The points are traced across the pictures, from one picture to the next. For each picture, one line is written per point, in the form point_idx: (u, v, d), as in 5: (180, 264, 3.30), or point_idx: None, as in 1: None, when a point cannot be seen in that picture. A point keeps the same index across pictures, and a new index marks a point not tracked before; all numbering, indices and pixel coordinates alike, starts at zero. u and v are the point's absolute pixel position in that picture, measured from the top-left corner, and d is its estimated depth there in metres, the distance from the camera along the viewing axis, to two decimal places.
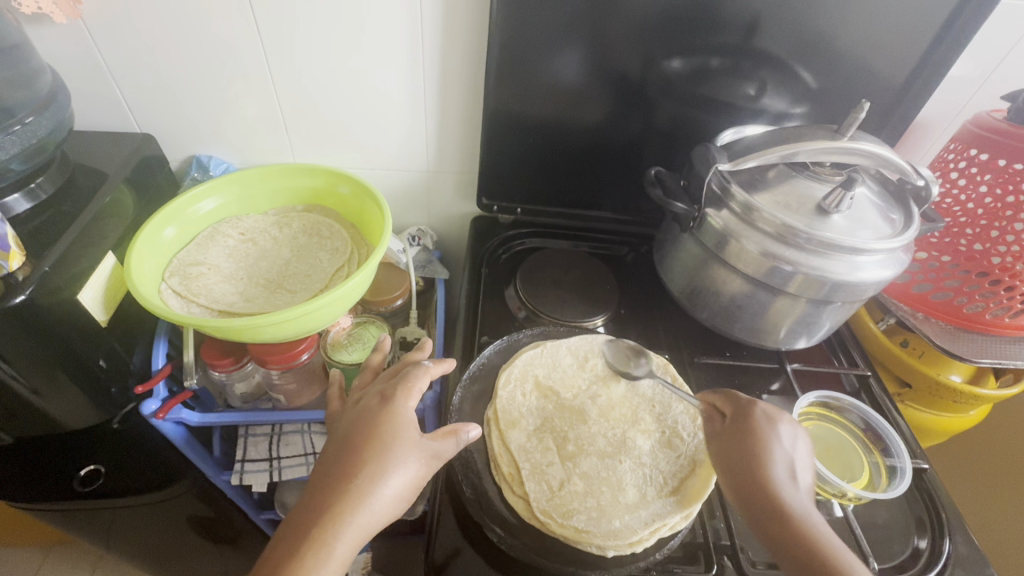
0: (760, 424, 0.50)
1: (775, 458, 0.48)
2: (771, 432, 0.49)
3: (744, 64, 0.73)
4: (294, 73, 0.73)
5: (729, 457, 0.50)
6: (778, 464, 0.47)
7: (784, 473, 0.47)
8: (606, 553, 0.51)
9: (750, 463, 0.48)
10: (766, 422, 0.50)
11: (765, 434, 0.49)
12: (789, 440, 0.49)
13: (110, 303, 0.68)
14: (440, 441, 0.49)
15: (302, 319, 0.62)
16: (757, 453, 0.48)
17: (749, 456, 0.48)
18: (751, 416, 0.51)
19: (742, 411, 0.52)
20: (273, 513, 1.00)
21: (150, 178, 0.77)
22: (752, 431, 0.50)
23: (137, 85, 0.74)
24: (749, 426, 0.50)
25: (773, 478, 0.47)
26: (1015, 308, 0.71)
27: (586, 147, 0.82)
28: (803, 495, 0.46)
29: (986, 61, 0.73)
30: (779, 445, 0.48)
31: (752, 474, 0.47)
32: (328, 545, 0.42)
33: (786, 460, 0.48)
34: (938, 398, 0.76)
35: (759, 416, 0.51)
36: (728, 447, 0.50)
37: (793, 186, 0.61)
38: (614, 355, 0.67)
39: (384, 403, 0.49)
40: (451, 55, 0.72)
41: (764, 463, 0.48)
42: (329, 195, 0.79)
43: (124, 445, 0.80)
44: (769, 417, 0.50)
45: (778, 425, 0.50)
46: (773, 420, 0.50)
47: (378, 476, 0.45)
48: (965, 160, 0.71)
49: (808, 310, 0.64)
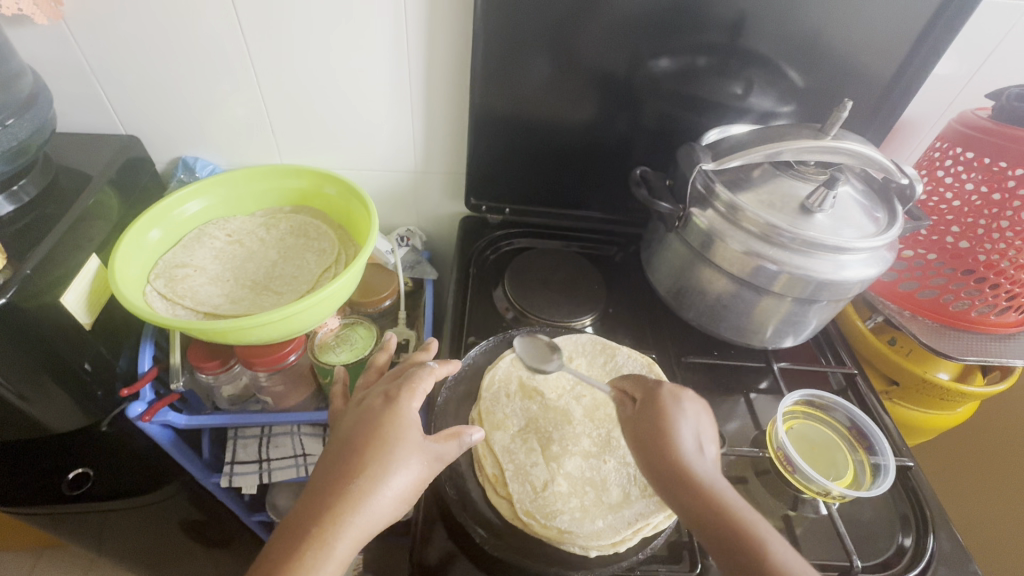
0: (666, 401, 0.51)
1: (682, 432, 0.49)
2: (676, 410, 0.50)
3: (730, 64, 0.73)
4: (279, 74, 0.73)
5: (644, 441, 0.49)
6: (686, 440, 0.48)
7: (692, 446, 0.48)
8: (589, 554, 0.51)
9: (658, 439, 0.49)
10: (670, 398, 0.51)
11: (671, 410, 0.50)
12: (693, 416, 0.51)
13: (95, 306, 0.67)
14: (442, 443, 0.49)
15: (287, 320, 0.62)
16: (664, 428, 0.49)
17: (656, 432, 0.49)
18: (657, 393, 0.52)
19: (648, 389, 0.53)
20: (264, 515, 1.00)
21: (135, 179, 0.76)
22: (659, 407, 0.51)
23: (120, 86, 0.73)
24: (656, 402, 0.51)
25: (681, 452, 0.48)
26: (1000, 305, 0.72)
27: (573, 147, 0.82)
28: (709, 464, 0.48)
29: (971, 60, 0.74)
30: (686, 422, 0.49)
31: (661, 450, 0.48)
32: (328, 545, 0.42)
33: (692, 434, 0.49)
34: (926, 395, 0.76)
35: (666, 396, 0.51)
36: (636, 426, 0.51)
37: (777, 185, 0.61)
38: (528, 350, 0.65)
39: (389, 403, 0.49)
40: (437, 55, 0.72)
41: (672, 438, 0.48)
42: (316, 196, 0.79)
43: (111, 449, 0.79)
44: (674, 395, 0.51)
45: (684, 402, 0.51)
46: (678, 396, 0.51)
47: (379, 477, 0.45)
48: (951, 158, 0.71)
49: (793, 309, 0.64)
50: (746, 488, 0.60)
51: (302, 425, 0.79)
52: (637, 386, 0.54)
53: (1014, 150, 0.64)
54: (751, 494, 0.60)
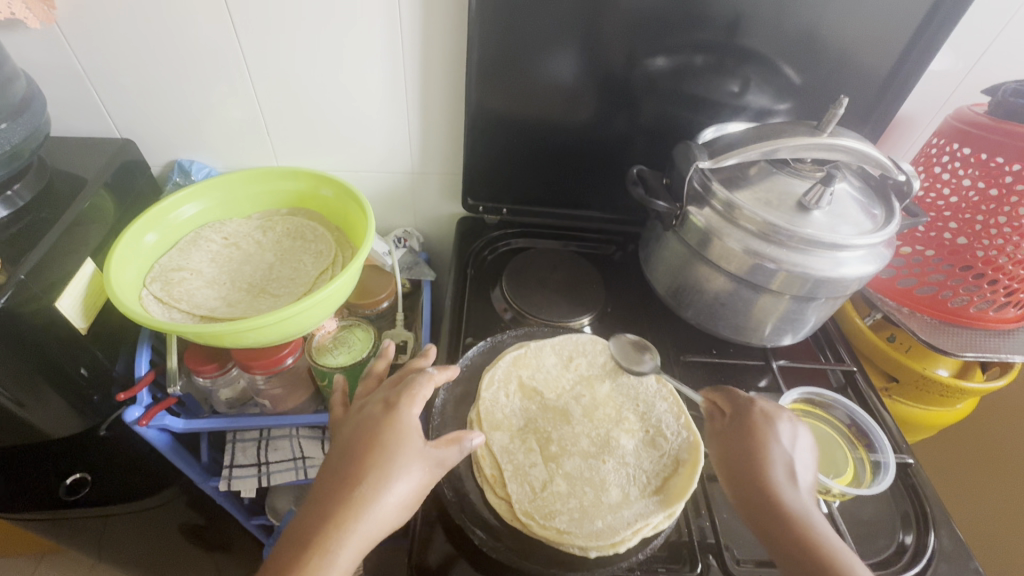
0: (760, 422, 0.52)
1: (775, 458, 0.49)
2: (769, 432, 0.51)
3: (727, 62, 0.73)
4: (275, 76, 0.73)
5: (733, 460, 0.51)
6: (777, 464, 0.49)
7: (783, 473, 0.48)
8: (588, 554, 0.50)
9: (749, 463, 0.49)
10: (765, 420, 0.52)
11: (765, 435, 0.51)
12: (789, 439, 0.51)
13: (90, 310, 0.67)
14: (443, 449, 0.49)
15: (284, 323, 0.61)
16: (757, 453, 0.50)
17: (748, 454, 0.50)
18: (750, 416, 0.53)
19: (741, 409, 0.54)
20: (264, 519, 0.99)
21: (131, 183, 0.76)
22: (755, 430, 0.51)
23: (116, 90, 0.73)
24: (749, 427, 0.52)
25: (772, 478, 0.48)
26: (999, 301, 0.72)
27: (571, 147, 0.82)
28: (803, 494, 0.47)
29: (967, 55, 0.74)
30: (779, 445, 0.50)
31: (753, 473, 0.49)
32: (331, 553, 0.41)
33: (785, 460, 0.49)
34: (926, 392, 0.76)
35: (759, 419, 0.52)
36: (728, 445, 0.52)
37: (773, 183, 0.61)
38: (621, 353, 0.68)
39: (388, 410, 0.48)
40: (434, 55, 0.72)
41: (763, 461, 0.49)
42: (312, 198, 0.79)
43: (109, 453, 0.79)
44: (768, 416, 0.52)
45: (777, 424, 0.51)
46: (772, 418, 0.52)
47: (381, 484, 0.44)
48: (948, 154, 0.71)
49: (792, 307, 0.64)
50: None
51: (301, 427, 0.79)
52: (731, 404, 0.55)
53: (1010, 146, 0.64)
54: None
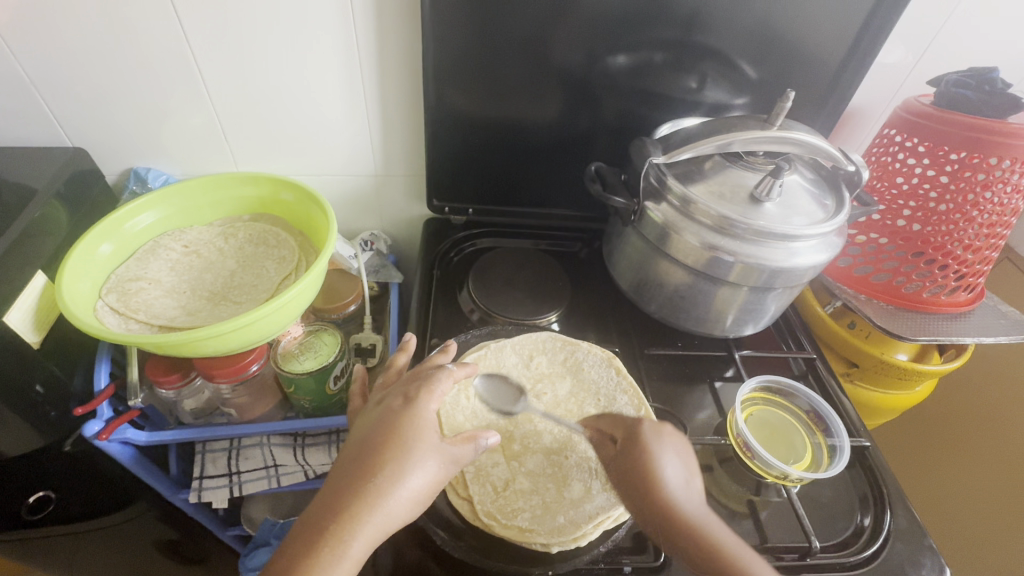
0: (648, 439, 0.48)
1: (667, 470, 0.47)
2: (658, 447, 0.48)
3: (686, 59, 0.74)
4: (230, 80, 0.72)
5: (628, 479, 0.48)
6: (673, 482, 0.46)
7: (680, 488, 0.46)
8: (551, 550, 0.51)
9: (642, 478, 0.47)
10: (651, 432, 0.49)
11: (652, 448, 0.48)
12: (674, 451, 0.48)
13: (42, 324, 0.66)
14: (459, 446, 0.48)
15: (245, 329, 0.61)
16: (648, 465, 0.47)
17: (640, 474, 0.47)
18: (639, 433, 0.49)
19: (629, 432, 0.50)
20: (240, 530, 0.98)
21: (84, 192, 0.75)
22: (642, 451, 0.48)
23: (62, 95, 0.71)
24: (636, 440, 0.49)
25: (665, 497, 0.45)
26: (949, 285, 0.74)
27: (534, 146, 0.82)
28: (701, 506, 0.46)
29: (914, 49, 0.76)
30: (668, 459, 0.47)
31: (648, 496, 0.46)
32: (344, 543, 0.41)
33: (677, 474, 0.47)
34: (885, 375, 0.77)
35: (645, 431, 0.49)
36: (619, 471, 0.49)
37: (726, 177, 0.62)
38: (494, 392, 0.64)
39: (407, 404, 0.48)
40: (390, 54, 0.71)
41: (657, 477, 0.46)
42: (274, 203, 0.78)
43: (73, 469, 0.77)
44: (656, 430, 0.49)
45: (665, 438, 0.49)
46: (659, 430, 0.49)
47: (396, 476, 0.44)
48: (898, 145, 0.73)
49: (750, 297, 0.65)
50: (711, 475, 0.62)
51: (271, 435, 0.78)
52: (619, 426, 0.52)
53: (954, 135, 0.66)
54: (717, 482, 0.61)
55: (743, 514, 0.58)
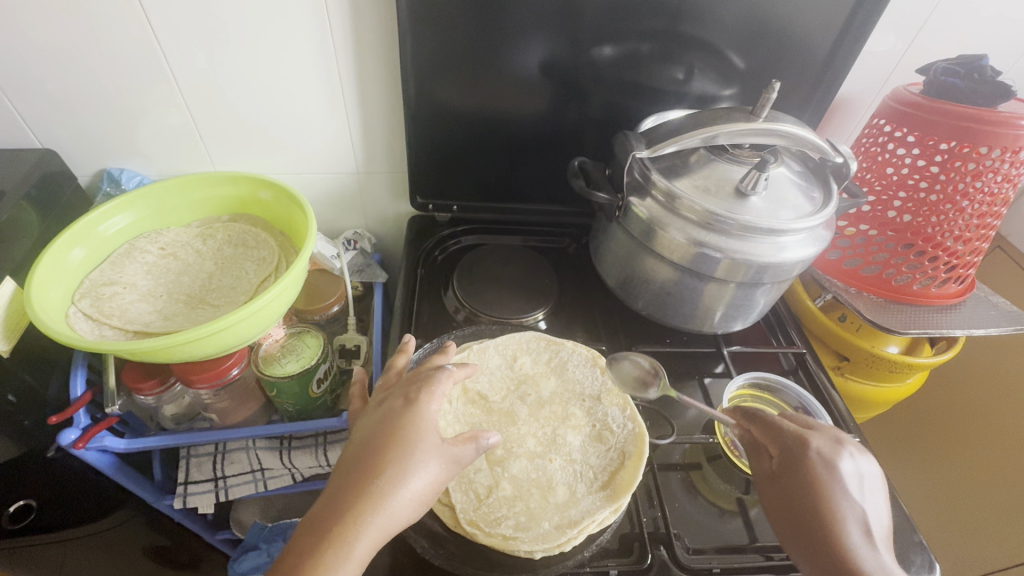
0: (813, 464, 0.47)
1: (841, 503, 0.45)
2: (830, 478, 0.46)
3: (672, 49, 0.72)
4: (203, 77, 0.70)
5: (790, 507, 0.47)
6: (850, 520, 0.44)
7: (860, 533, 0.44)
8: (534, 556, 0.50)
9: (808, 505, 0.46)
10: (822, 466, 0.47)
11: (823, 479, 0.46)
12: (852, 481, 0.47)
13: (13, 332, 0.62)
14: (460, 447, 0.47)
15: (223, 334, 0.59)
16: (813, 491, 0.46)
17: (813, 508, 0.45)
18: (803, 453, 0.48)
19: (793, 451, 0.49)
20: (230, 533, 0.95)
21: (57, 194, 0.73)
22: (810, 480, 0.46)
23: (35, 98, 0.70)
24: (801, 464, 0.48)
25: (840, 536, 0.44)
26: (940, 278, 0.73)
27: (520, 140, 0.81)
28: (883, 552, 0.43)
29: (903, 36, 0.75)
30: (842, 491, 0.46)
31: (821, 529, 0.45)
32: (347, 545, 0.39)
33: (858, 516, 0.45)
34: (875, 369, 0.76)
35: (812, 457, 0.48)
36: (779, 496, 0.48)
37: (711, 170, 0.61)
38: (626, 374, 0.67)
39: (408, 405, 0.46)
40: (368, 48, 0.69)
41: (831, 512, 0.45)
42: (253, 203, 0.76)
43: (52, 477, 0.76)
44: (828, 458, 0.47)
45: (839, 467, 0.47)
46: (832, 463, 0.47)
47: (399, 478, 0.42)
48: (886, 135, 0.72)
49: (738, 294, 0.64)
50: (700, 473, 0.61)
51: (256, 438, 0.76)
52: (776, 443, 0.51)
53: (943, 125, 0.65)
54: (706, 480, 0.60)
55: (732, 512, 0.58)
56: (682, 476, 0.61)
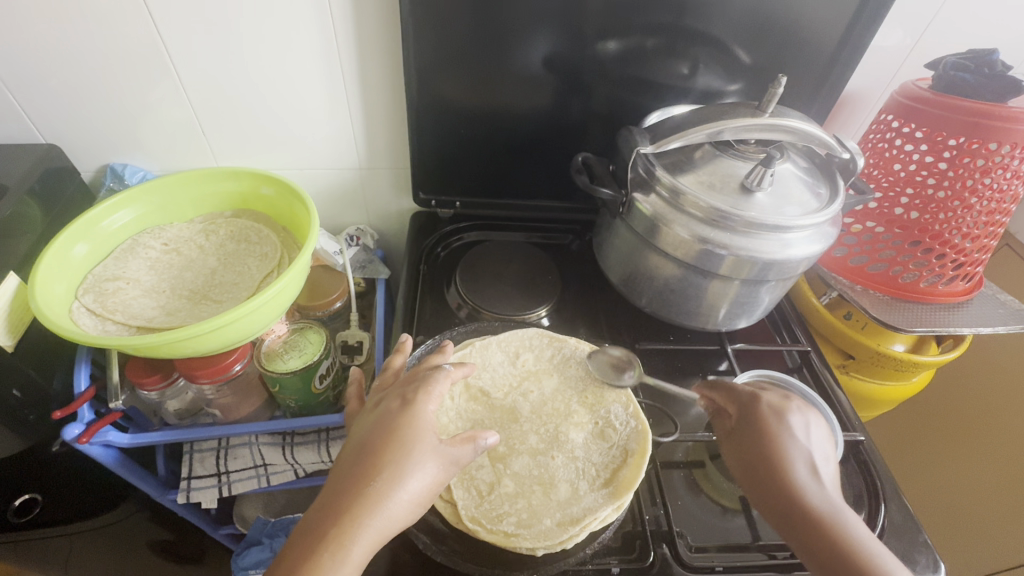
0: (766, 416, 0.51)
1: (792, 449, 0.48)
2: (779, 426, 0.50)
3: (677, 43, 0.71)
4: (205, 73, 0.70)
5: (744, 454, 0.50)
6: (799, 463, 0.47)
7: (807, 472, 0.47)
8: (536, 553, 0.50)
9: (762, 452, 0.49)
10: (771, 415, 0.51)
11: (773, 427, 0.50)
12: (802, 430, 0.50)
13: (16, 327, 0.62)
14: (458, 448, 0.46)
15: (225, 329, 0.59)
16: (764, 439, 0.49)
17: (765, 453, 0.49)
18: (756, 406, 0.52)
19: (746, 406, 0.52)
20: (233, 528, 0.95)
21: (60, 189, 0.73)
22: (761, 427, 0.50)
23: (37, 94, 0.70)
24: (755, 415, 0.51)
25: (790, 477, 0.47)
26: (947, 275, 0.73)
27: (523, 135, 0.80)
28: (830, 491, 0.46)
29: (911, 31, 0.74)
30: (792, 438, 0.49)
31: (771, 471, 0.48)
32: (344, 548, 0.39)
33: (806, 460, 0.48)
34: (882, 367, 0.76)
35: (763, 409, 0.51)
36: (737, 446, 0.51)
37: (716, 166, 0.61)
38: (598, 369, 0.66)
39: (405, 406, 0.46)
40: (370, 44, 0.69)
41: (782, 458, 0.48)
42: (256, 199, 0.76)
43: (57, 471, 0.76)
44: (777, 409, 0.51)
45: (789, 417, 0.50)
46: (781, 414, 0.50)
47: (396, 479, 0.42)
48: (894, 131, 0.71)
49: (742, 291, 0.63)
50: (704, 471, 0.61)
51: (260, 434, 0.76)
52: (732, 400, 0.54)
53: (952, 120, 0.64)
54: (709, 477, 0.60)
55: (735, 510, 0.57)
56: (686, 474, 0.60)
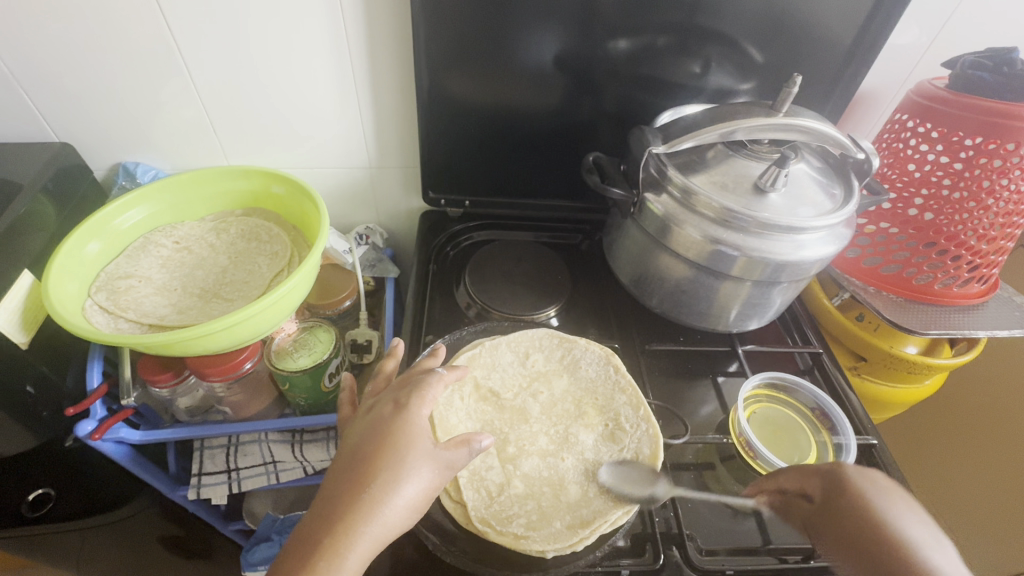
0: (862, 486, 0.42)
1: (911, 531, 0.39)
2: (884, 501, 0.41)
3: (689, 42, 0.71)
4: (217, 72, 0.70)
5: (850, 546, 0.40)
6: (929, 549, 0.38)
7: (948, 562, 0.37)
8: (546, 555, 0.50)
9: (873, 541, 0.40)
10: (864, 481, 0.43)
11: (877, 504, 0.41)
12: (909, 505, 0.41)
13: (32, 324, 0.64)
14: (453, 450, 0.47)
15: (235, 328, 0.59)
16: (871, 521, 0.40)
17: (879, 541, 0.39)
18: (843, 478, 0.44)
19: (832, 482, 0.44)
20: (242, 524, 0.96)
21: (73, 187, 0.74)
22: (861, 503, 0.41)
23: (50, 92, 0.70)
24: (844, 491, 0.43)
25: (931, 571, 0.37)
26: (962, 277, 0.72)
27: (533, 134, 0.80)
28: None
29: (928, 29, 0.73)
30: (901, 513, 0.40)
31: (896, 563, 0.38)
32: (341, 556, 0.40)
33: (933, 542, 0.39)
34: (895, 370, 0.75)
35: (853, 481, 0.43)
36: (836, 538, 0.42)
37: (729, 167, 0.60)
38: (626, 475, 0.56)
39: (398, 411, 0.46)
40: (380, 42, 0.69)
41: (903, 543, 0.39)
42: (266, 197, 0.76)
43: (70, 466, 0.77)
44: (871, 479, 0.43)
45: (889, 489, 0.42)
46: (878, 484, 0.43)
47: (391, 485, 0.42)
48: (909, 131, 0.70)
49: (754, 292, 0.63)
50: (714, 473, 0.60)
51: (269, 431, 0.76)
52: (810, 480, 0.46)
53: (968, 120, 0.63)
54: (720, 480, 0.60)
55: (746, 513, 0.57)
56: (696, 476, 0.60)
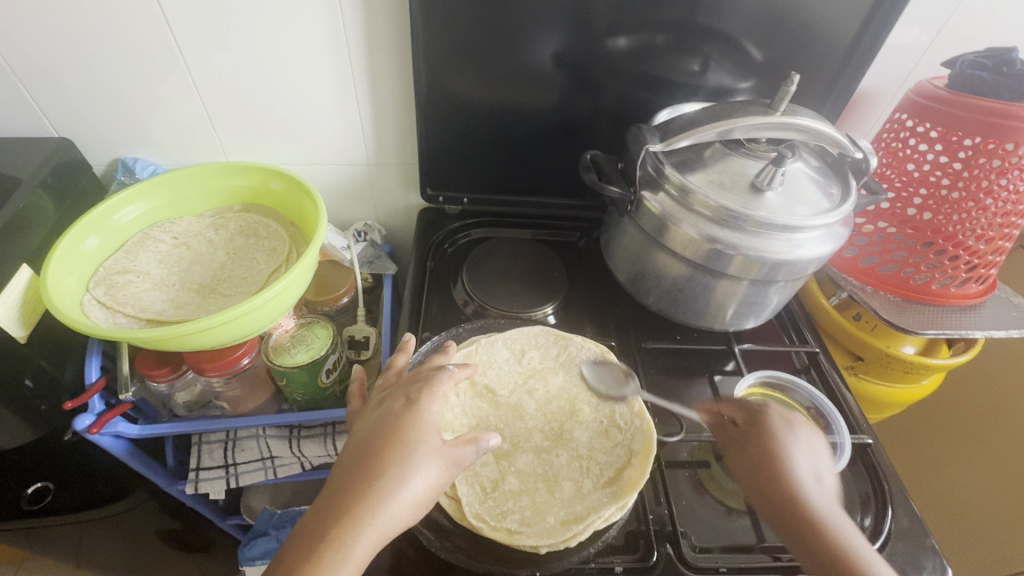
0: (775, 423, 0.58)
1: (797, 460, 0.56)
2: (788, 436, 0.57)
3: (688, 40, 0.70)
4: (217, 69, 0.70)
5: (751, 462, 0.57)
6: (800, 475, 0.55)
7: (809, 480, 0.54)
8: (540, 551, 0.50)
9: (771, 467, 0.55)
10: (780, 421, 0.58)
11: (782, 437, 0.57)
12: (804, 443, 0.57)
13: (29, 319, 0.64)
14: (461, 449, 0.47)
15: (233, 324, 0.59)
16: (775, 452, 0.56)
17: (767, 463, 0.56)
18: (767, 420, 0.59)
19: (753, 416, 0.60)
20: (240, 519, 0.96)
21: (72, 182, 0.74)
22: (770, 436, 0.58)
23: (52, 89, 0.70)
24: (761, 427, 0.59)
25: (792, 474, 0.54)
26: (960, 277, 0.72)
27: (531, 132, 0.80)
28: (830, 503, 0.52)
29: (927, 28, 0.72)
30: (797, 448, 0.56)
31: (774, 476, 0.55)
32: (346, 547, 0.40)
33: (808, 471, 0.55)
34: (891, 370, 0.75)
35: (772, 420, 0.59)
36: (740, 454, 0.59)
37: (726, 165, 0.60)
38: (601, 375, 0.65)
39: (409, 406, 0.47)
40: (379, 40, 0.69)
41: (787, 463, 0.55)
42: (265, 193, 0.77)
43: (69, 460, 0.78)
44: (786, 420, 0.59)
45: (796, 429, 0.58)
46: (789, 425, 0.58)
47: (399, 479, 0.42)
48: (908, 130, 0.70)
49: (750, 291, 0.63)
50: (710, 471, 0.60)
51: (267, 427, 0.76)
52: (739, 412, 0.62)
53: (967, 120, 0.63)
54: (716, 478, 0.60)
55: (740, 511, 0.57)
56: (691, 474, 0.60)
